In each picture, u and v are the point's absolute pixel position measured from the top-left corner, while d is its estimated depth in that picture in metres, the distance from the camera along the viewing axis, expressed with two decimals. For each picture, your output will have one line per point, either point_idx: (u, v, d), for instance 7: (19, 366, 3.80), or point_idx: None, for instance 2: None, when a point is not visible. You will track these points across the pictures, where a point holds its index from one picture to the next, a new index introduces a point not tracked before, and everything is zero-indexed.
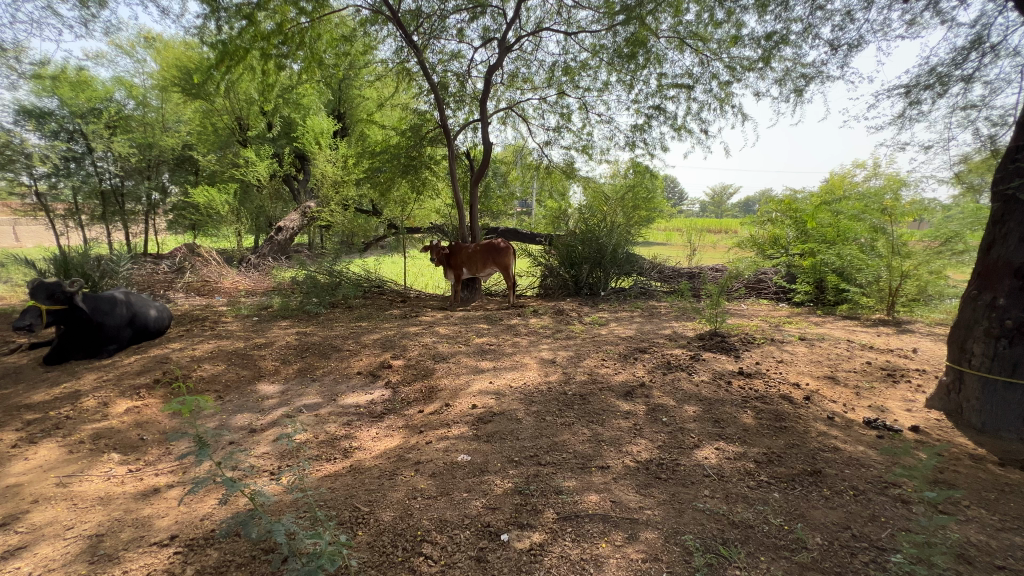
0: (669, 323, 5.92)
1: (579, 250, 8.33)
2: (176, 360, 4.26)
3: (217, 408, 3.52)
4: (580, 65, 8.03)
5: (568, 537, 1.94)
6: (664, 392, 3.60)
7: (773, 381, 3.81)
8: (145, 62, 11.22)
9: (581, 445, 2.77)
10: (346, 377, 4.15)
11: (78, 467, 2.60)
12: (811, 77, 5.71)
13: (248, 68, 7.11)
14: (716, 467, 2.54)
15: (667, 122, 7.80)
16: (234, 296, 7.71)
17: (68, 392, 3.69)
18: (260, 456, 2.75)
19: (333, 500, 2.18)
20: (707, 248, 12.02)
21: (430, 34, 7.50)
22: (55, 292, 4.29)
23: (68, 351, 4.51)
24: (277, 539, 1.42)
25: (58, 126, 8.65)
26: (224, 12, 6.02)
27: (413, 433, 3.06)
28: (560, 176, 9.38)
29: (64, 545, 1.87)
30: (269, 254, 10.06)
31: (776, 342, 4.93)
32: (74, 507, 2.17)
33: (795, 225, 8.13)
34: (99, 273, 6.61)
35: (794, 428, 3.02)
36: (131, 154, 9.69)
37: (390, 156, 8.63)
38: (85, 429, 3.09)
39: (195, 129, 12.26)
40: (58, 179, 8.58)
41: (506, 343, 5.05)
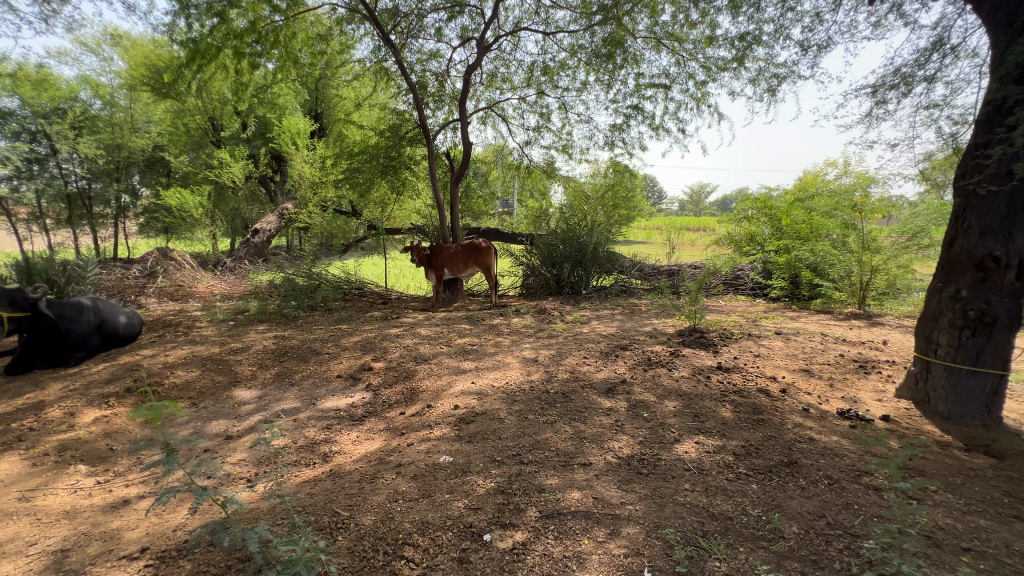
0: (650, 320, 6.00)
1: (560, 250, 8.36)
2: (147, 367, 4.13)
3: (191, 415, 3.42)
4: (558, 64, 8.07)
5: (551, 534, 1.94)
6: (645, 388, 3.64)
7: (750, 375, 3.88)
8: (111, 61, 10.86)
9: (563, 442, 2.78)
10: (326, 381, 4.09)
11: (42, 480, 2.50)
12: (784, 77, 5.87)
13: (221, 67, 6.94)
14: (696, 461, 2.57)
15: (645, 122, 7.92)
16: (209, 300, 7.52)
17: (32, 403, 3.55)
18: (237, 464, 2.69)
19: (313, 506, 2.14)
20: (686, 246, 12.44)
21: (408, 34, 7.45)
22: (16, 299, 4.05)
23: (33, 360, 4.33)
24: (250, 548, 1.43)
25: (20, 127, 8.34)
26: (194, 9, 5.87)
27: (394, 436, 3.02)
28: (541, 175, 9.42)
29: (26, 562, 1.79)
30: (245, 256, 9.85)
31: (753, 336, 5.03)
32: (37, 522, 2.08)
33: (771, 222, 8.48)
34: (65, 279, 6.38)
35: (770, 420, 3.09)
36: (98, 156, 9.39)
37: (368, 156, 8.56)
38: (49, 441, 2.96)
39: (165, 130, 11.92)
40: (18, 182, 8.26)
41: (488, 343, 5.03)
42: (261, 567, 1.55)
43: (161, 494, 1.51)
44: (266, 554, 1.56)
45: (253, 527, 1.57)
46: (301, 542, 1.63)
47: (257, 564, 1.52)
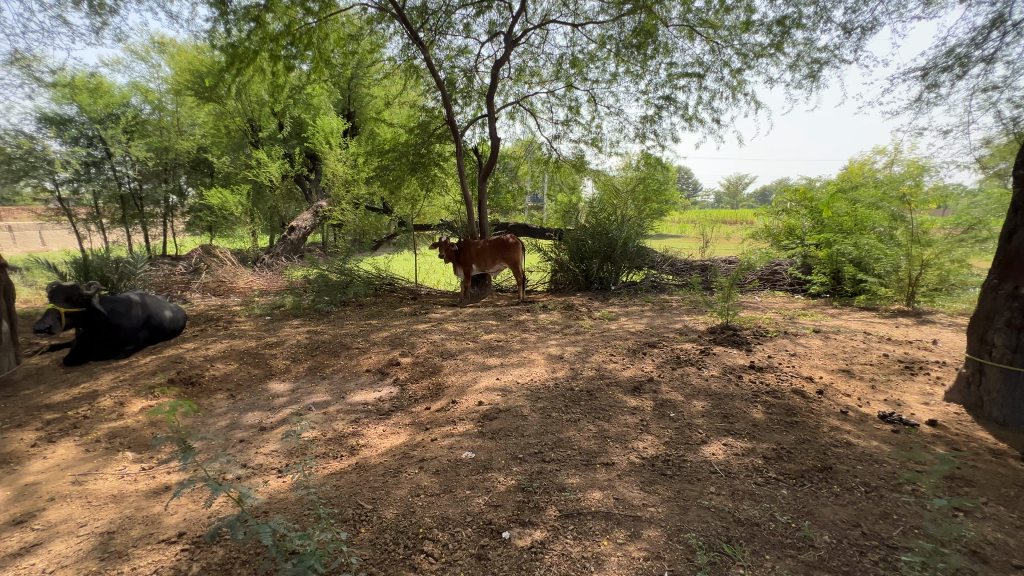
0: (680, 317, 5.86)
1: (589, 245, 8.24)
2: (189, 360, 4.35)
3: (228, 406, 3.59)
4: (587, 56, 7.95)
5: (570, 534, 1.93)
6: (672, 387, 3.56)
7: (785, 375, 3.73)
8: (159, 67, 11.42)
9: (586, 442, 2.75)
10: (355, 375, 4.19)
11: (93, 465, 2.67)
12: (826, 61, 5.59)
13: (258, 70, 7.16)
14: (723, 464, 2.50)
15: (677, 113, 7.73)
16: (248, 296, 7.84)
17: (86, 392, 3.80)
18: (269, 454, 2.80)
19: (338, 498, 2.20)
20: (721, 240, 12.14)
21: (436, 30, 7.50)
22: (74, 295, 4.41)
23: (87, 352, 4.62)
24: (262, 540, 1.43)
25: (78, 133, 8.92)
26: (232, 15, 6.08)
27: (418, 431, 3.07)
28: (570, 170, 9.34)
29: (77, 542, 1.93)
30: (282, 253, 10.20)
31: (789, 335, 4.84)
32: (87, 505, 2.23)
33: (811, 214, 8.16)
34: (118, 275, 6.78)
35: (805, 423, 2.97)
36: (148, 158, 9.91)
37: (398, 154, 8.68)
38: (101, 428, 3.17)
39: (208, 132, 12.46)
40: (79, 185, 9.02)
41: (514, 339, 5.03)
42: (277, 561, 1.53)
43: (185, 483, 1.58)
44: (281, 547, 1.54)
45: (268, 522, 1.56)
46: (317, 536, 1.64)
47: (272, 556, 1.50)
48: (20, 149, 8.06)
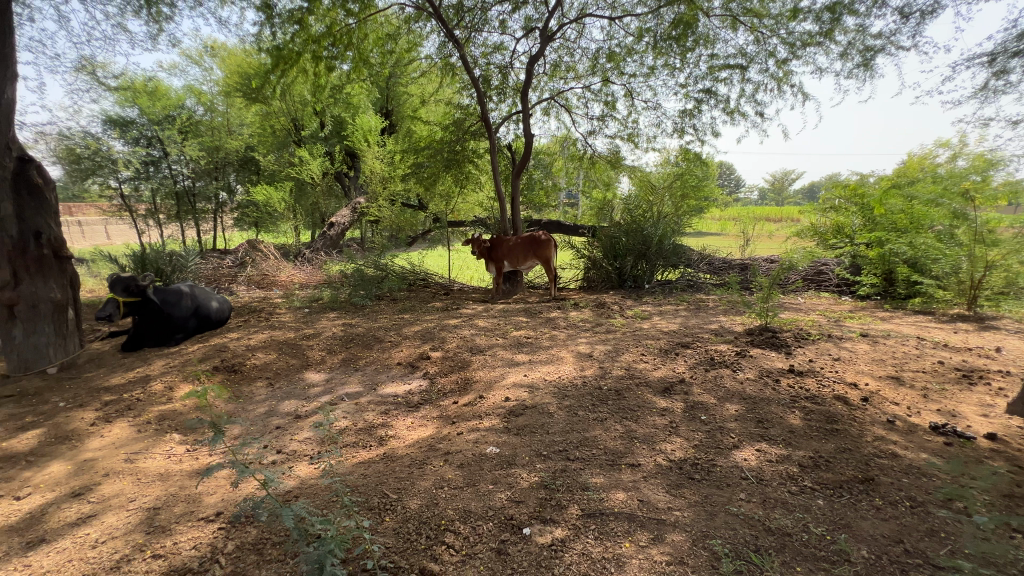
0: (717, 317, 5.67)
1: (623, 242, 8.09)
2: (233, 349, 4.57)
3: (267, 394, 3.76)
4: (625, 49, 7.80)
5: (591, 534, 1.91)
6: (705, 389, 3.46)
7: (826, 380, 3.56)
8: (211, 70, 12.02)
9: (612, 441, 2.72)
10: (387, 368, 4.30)
11: (144, 445, 2.86)
12: (880, 49, 5.26)
13: (301, 71, 7.41)
14: (755, 470, 2.41)
15: (718, 106, 7.48)
16: (289, 289, 8.16)
17: (140, 377, 4.06)
18: (303, 441, 2.91)
19: (364, 486, 2.27)
20: (763, 238, 11.67)
21: (472, 27, 7.54)
22: (131, 286, 4.73)
23: (142, 339, 4.93)
24: (284, 524, 1.47)
25: (139, 134, 9.53)
26: (278, 18, 6.31)
27: (445, 424, 3.11)
28: (605, 166, 9.19)
29: (127, 516, 2.07)
30: (322, 249, 10.55)
31: (833, 338, 4.61)
32: (137, 482, 2.39)
33: (862, 212, 7.73)
34: (171, 268, 7.21)
35: (847, 431, 2.82)
36: (200, 157, 10.37)
37: (433, 151, 8.79)
38: (152, 410, 3.39)
39: (255, 131, 13.03)
40: (139, 183, 9.70)
41: (544, 336, 5.03)
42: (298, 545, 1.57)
43: (214, 465, 1.65)
44: (303, 530, 1.56)
45: (290, 505, 1.60)
46: (336, 522, 1.67)
47: (293, 539, 1.54)
48: (88, 149, 8.90)
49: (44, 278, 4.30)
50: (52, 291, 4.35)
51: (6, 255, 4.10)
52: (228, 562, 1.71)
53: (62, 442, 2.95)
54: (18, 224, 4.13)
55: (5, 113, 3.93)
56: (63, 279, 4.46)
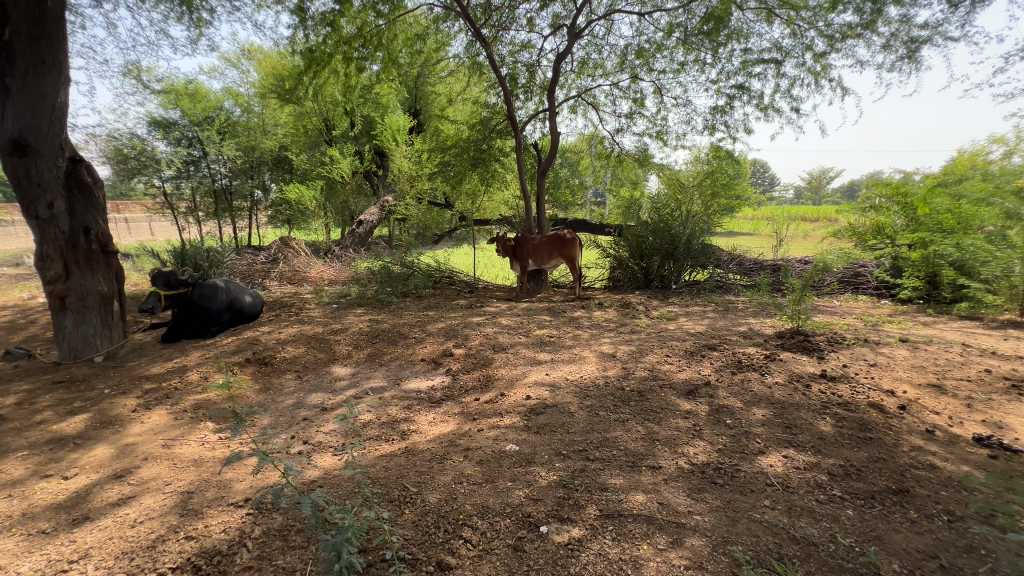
0: (746, 319, 5.52)
1: (650, 242, 7.95)
2: (264, 342, 4.74)
3: (296, 386, 3.88)
4: (654, 45, 7.67)
5: (609, 535, 1.90)
6: (731, 393, 3.38)
7: (861, 387, 3.41)
8: (248, 73, 12.44)
9: (633, 443, 2.69)
10: (410, 363, 4.37)
11: (180, 432, 3.00)
12: (926, 40, 5.01)
13: (333, 72, 7.58)
14: (781, 477, 2.34)
15: (751, 102, 7.28)
16: (319, 285, 8.39)
17: (178, 367, 4.26)
18: (328, 433, 2.99)
19: (386, 479, 2.31)
20: (797, 238, 11.29)
21: (500, 26, 7.56)
22: (172, 279, 4.96)
23: (180, 331, 5.16)
24: (301, 512, 1.50)
25: (180, 135, 9.90)
26: (311, 20, 6.47)
27: (466, 421, 3.14)
28: (632, 164, 9.07)
29: (163, 499, 2.18)
30: (350, 246, 10.79)
31: (870, 343, 4.42)
32: (173, 467, 2.52)
33: (904, 211, 7.36)
34: (208, 263, 7.51)
35: (881, 440, 2.71)
36: (237, 157, 10.70)
37: (460, 150, 8.87)
38: (189, 399, 3.55)
39: (289, 131, 13.42)
40: (181, 182, 10.09)
41: (567, 335, 5.00)
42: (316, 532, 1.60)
43: (237, 454, 1.71)
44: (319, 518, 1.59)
45: (308, 493, 1.63)
46: (353, 512, 1.70)
47: (311, 527, 1.57)
48: (134, 149, 9.40)
49: (92, 272, 4.54)
50: (99, 284, 4.60)
51: (59, 250, 4.35)
52: (254, 547, 1.79)
53: (106, 427, 3.12)
54: (70, 220, 4.37)
55: (60, 116, 4.15)
56: (109, 273, 4.71)
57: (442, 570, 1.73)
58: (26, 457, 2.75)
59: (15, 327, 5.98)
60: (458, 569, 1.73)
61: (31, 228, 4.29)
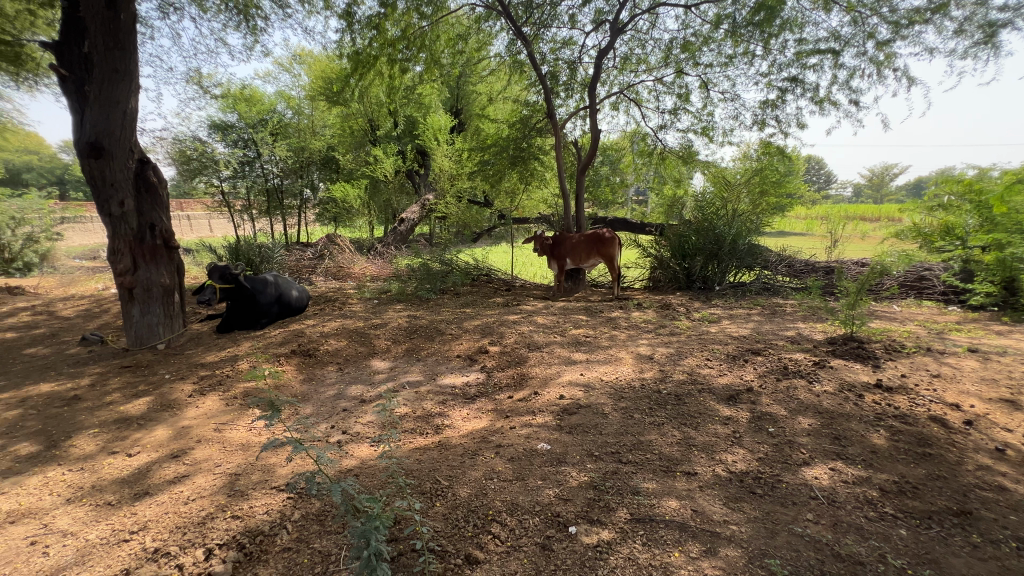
0: (794, 324, 5.26)
1: (693, 241, 7.70)
2: (309, 335, 4.95)
3: (337, 378, 4.04)
4: (701, 39, 7.42)
5: (639, 540, 1.87)
6: (775, 400, 3.23)
7: (920, 399, 3.18)
8: (299, 76, 13.00)
9: (668, 447, 2.62)
10: (446, 359, 4.44)
11: (230, 417, 3.19)
12: (1008, 23, 4.58)
13: (378, 74, 7.79)
14: (827, 490, 2.21)
15: (805, 95, 6.91)
16: (361, 281, 8.66)
17: (230, 356, 4.51)
18: (366, 424, 3.09)
19: (418, 471, 2.37)
20: (854, 239, 10.63)
21: (541, 24, 7.54)
22: (226, 274, 5.29)
23: (233, 323, 5.46)
24: (333, 499, 1.54)
25: (237, 136, 10.49)
26: (357, 24, 6.68)
27: (499, 418, 3.17)
28: (676, 161, 8.81)
29: (213, 479, 2.33)
30: (392, 243, 11.08)
31: (933, 352, 4.10)
32: (223, 450, 2.68)
33: (978, 211, 6.72)
34: (260, 258, 7.92)
35: (942, 457, 2.51)
36: (288, 157, 11.21)
37: (500, 149, 8.91)
38: (239, 386, 3.76)
39: (337, 132, 13.93)
40: (237, 181, 10.60)
41: (603, 336, 4.94)
42: (347, 520, 1.65)
43: (274, 441, 1.78)
44: (351, 505, 1.63)
45: (339, 481, 1.66)
46: (382, 502, 1.74)
47: (342, 514, 1.61)
48: (196, 151, 10.01)
49: (156, 265, 4.88)
50: (162, 277, 4.94)
51: (128, 245, 4.70)
52: (294, 530, 1.87)
53: (166, 410, 3.36)
54: (138, 218, 4.72)
55: (130, 121, 4.50)
56: (171, 266, 5.04)
57: (470, 564, 1.75)
58: (97, 434, 3.01)
59: (90, 315, 6.52)
60: (486, 564, 1.75)
61: (104, 225, 4.65)
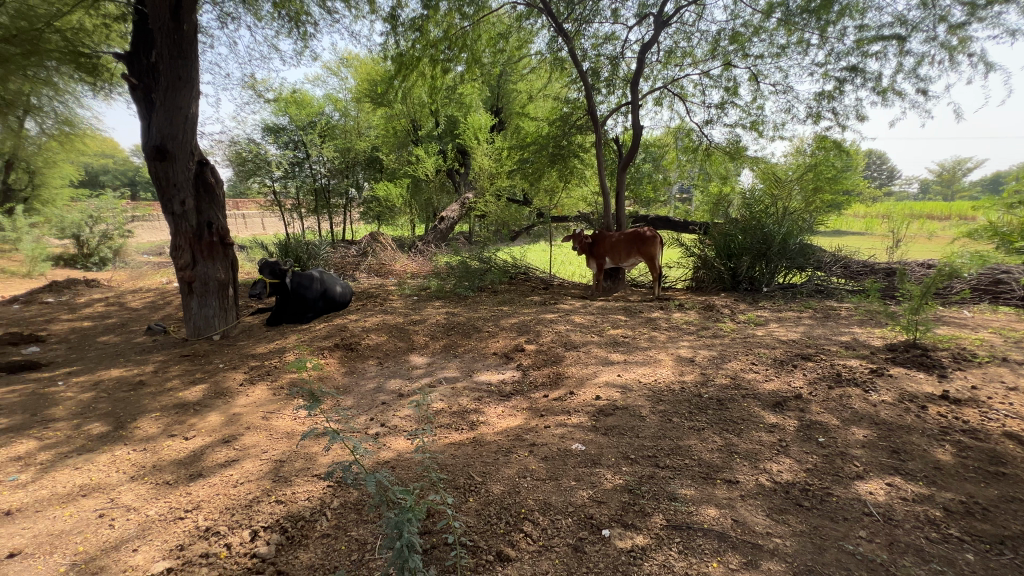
0: (849, 329, 4.95)
1: (739, 241, 7.39)
2: (351, 330, 5.11)
3: (377, 371, 4.16)
4: (751, 29, 7.10)
5: (675, 547, 1.81)
6: (826, 408, 3.05)
7: (993, 413, 2.91)
8: (346, 80, 13.45)
9: (708, 453, 2.53)
10: (483, 356, 4.48)
11: (277, 406, 3.34)
12: None
13: (420, 75, 7.93)
14: (882, 507, 2.07)
15: (866, 85, 6.48)
16: (402, 278, 8.86)
17: (278, 348, 4.73)
18: (404, 418, 3.16)
19: (453, 466, 2.40)
20: (919, 239, 9.87)
21: (583, 20, 7.43)
22: (276, 269, 5.50)
23: (281, 317, 5.72)
24: (367, 488, 1.56)
25: (288, 138, 10.97)
26: (401, 26, 6.83)
27: (534, 416, 3.16)
28: (722, 158, 8.50)
29: (260, 464, 2.45)
30: (433, 241, 11.26)
31: (1010, 363, 3.75)
32: (270, 437, 2.81)
33: None
34: (307, 255, 8.26)
35: (1018, 478, 2.29)
36: (335, 158, 11.62)
37: (539, 147, 8.88)
38: (286, 377, 3.94)
39: (381, 133, 14.32)
40: (287, 181, 11.09)
41: (642, 337, 4.83)
42: (380, 509, 1.68)
43: (313, 431, 1.81)
44: (385, 496, 1.65)
45: (375, 472, 1.68)
46: (415, 494, 1.76)
47: (376, 504, 1.64)
48: (251, 153, 10.49)
49: (213, 261, 5.18)
50: (218, 272, 5.23)
51: (189, 241, 5.01)
52: (333, 516, 1.94)
53: (219, 397, 3.57)
54: (197, 216, 5.01)
55: (191, 125, 4.79)
56: (227, 262, 5.33)
57: (502, 561, 1.75)
58: (159, 417, 3.24)
59: (155, 306, 7.02)
60: (517, 562, 1.75)
61: (168, 222, 4.97)
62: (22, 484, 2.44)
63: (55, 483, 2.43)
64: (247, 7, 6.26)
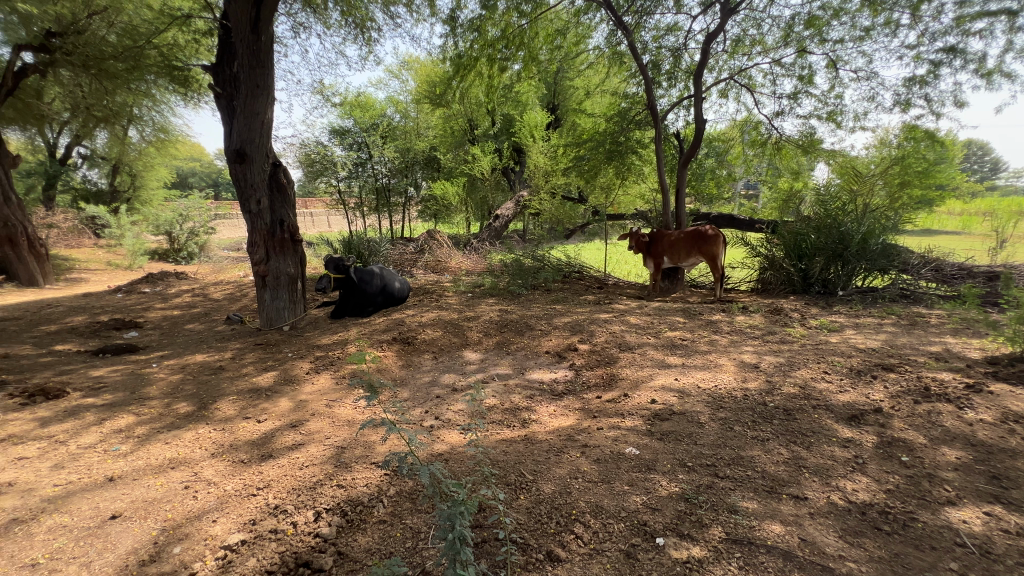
0: (941, 338, 4.47)
1: (811, 241, 6.90)
2: (408, 324, 5.28)
3: (432, 365, 4.27)
4: (830, 12, 6.58)
5: (735, 563, 1.72)
6: (911, 425, 2.78)
7: None
8: (407, 82, 13.91)
9: (772, 466, 2.38)
10: (536, 355, 4.48)
11: (340, 394, 3.52)
12: None
13: (478, 75, 8.03)
14: (979, 538, 1.85)
15: (967, 67, 5.81)
16: (457, 275, 9.04)
17: (341, 340, 4.97)
18: (457, 412, 3.22)
19: (504, 463, 2.42)
20: None
21: (643, 12, 7.21)
22: (340, 265, 5.81)
23: (344, 310, 6.02)
24: (420, 479, 1.60)
25: (352, 140, 11.36)
26: (460, 28, 6.96)
27: (587, 417, 3.12)
28: (794, 151, 7.94)
29: (323, 449, 2.60)
30: (487, 239, 11.39)
31: None
32: (333, 424, 2.96)
33: None
34: (368, 252, 8.62)
35: None
36: (395, 158, 12.00)
37: (595, 144, 8.72)
38: (347, 367, 4.15)
39: (439, 133, 14.68)
40: (351, 181, 11.63)
41: (702, 340, 4.63)
42: (433, 500, 1.72)
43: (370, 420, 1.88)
44: (437, 488, 1.69)
45: (427, 464, 1.72)
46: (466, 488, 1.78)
47: (429, 495, 1.67)
48: (319, 154, 11.07)
49: (284, 256, 5.52)
50: (289, 266, 5.58)
51: (263, 238, 5.38)
52: (389, 504, 2.02)
53: (288, 383, 3.81)
54: (271, 215, 5.36)
55: (266, 129, 5.12)
56: (296, 258, 5.67)
57: (552, 561, 1.75)
58: (236, 400, 3.51)
59: (234, 298, 7.60)
60: (568, 563, 1.73)
61: (245, 220, 5.37)
62: (122, 454, 2.73)
63: (149, 455, 2.70)
64: (318, 17, 6.62)
